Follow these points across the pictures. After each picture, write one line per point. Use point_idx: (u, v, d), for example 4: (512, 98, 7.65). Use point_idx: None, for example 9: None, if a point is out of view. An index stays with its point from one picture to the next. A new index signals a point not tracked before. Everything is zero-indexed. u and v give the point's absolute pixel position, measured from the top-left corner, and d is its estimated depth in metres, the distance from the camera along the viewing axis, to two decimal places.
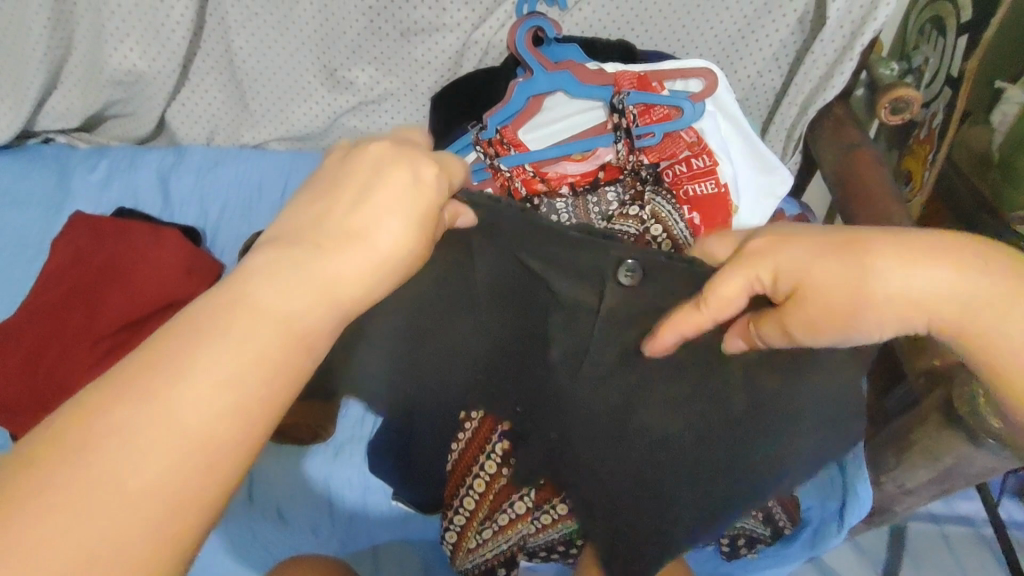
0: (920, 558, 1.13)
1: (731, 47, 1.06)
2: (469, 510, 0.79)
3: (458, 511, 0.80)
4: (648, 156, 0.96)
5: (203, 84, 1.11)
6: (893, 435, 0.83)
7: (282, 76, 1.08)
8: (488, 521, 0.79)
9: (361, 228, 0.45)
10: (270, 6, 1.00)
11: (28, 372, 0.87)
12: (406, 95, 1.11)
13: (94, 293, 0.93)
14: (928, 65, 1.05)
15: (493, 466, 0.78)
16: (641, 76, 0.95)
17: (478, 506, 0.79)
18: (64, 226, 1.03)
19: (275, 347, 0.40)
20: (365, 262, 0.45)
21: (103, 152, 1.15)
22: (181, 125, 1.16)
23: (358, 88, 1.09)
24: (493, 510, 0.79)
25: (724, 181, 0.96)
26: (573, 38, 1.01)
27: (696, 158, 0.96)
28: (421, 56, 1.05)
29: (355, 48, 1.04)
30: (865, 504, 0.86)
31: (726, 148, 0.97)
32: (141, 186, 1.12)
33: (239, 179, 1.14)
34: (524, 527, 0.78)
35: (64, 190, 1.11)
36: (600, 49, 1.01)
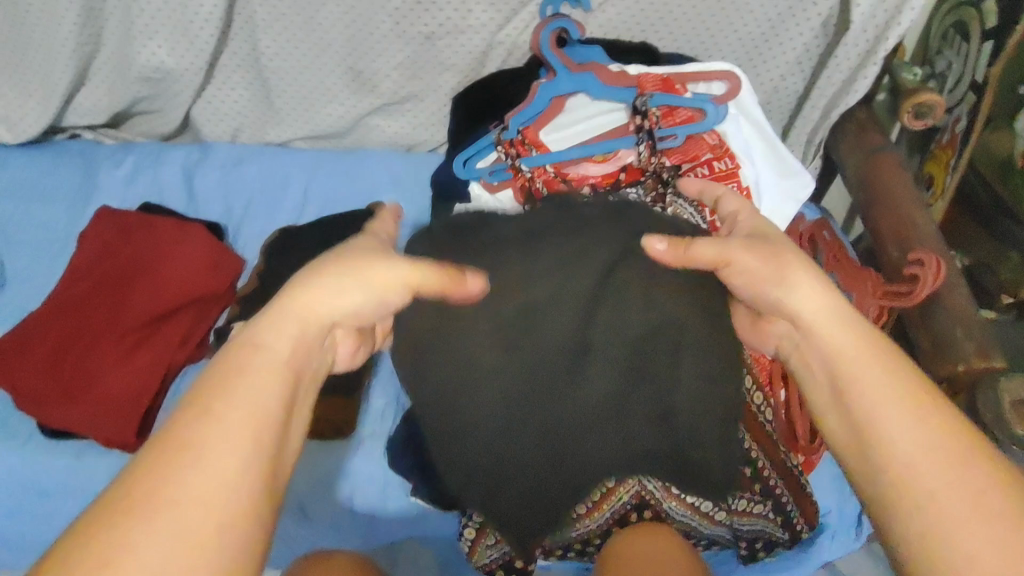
0: None
1: (754, 51, 1.06)
2: None
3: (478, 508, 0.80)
4: (670, 159, 0.96)
5: (229, 81, 1.12)
6: None
7: (306, 75, 1.09)
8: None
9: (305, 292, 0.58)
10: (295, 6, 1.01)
11: (54, 364, 0.88)
12: (428, 96, 1.12)
13: (119, 287, 0.94)
14: (951, 70, 1.05)
15: None
16: (665, 79, 0.95)
17: None
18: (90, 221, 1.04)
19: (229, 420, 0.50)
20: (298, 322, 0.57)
21: (128, 148, 1.17)
22: (206, 123, 1.18)
23: (381, 90, 1.10)
24: None
25: (745, 184, 0.97)
26: (596, 40, 1.02)
27: (719, 161, 0.96)
28: (443, 58, 1.06)
29: (379, 50, 1.05)
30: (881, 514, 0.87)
31: (748, 151, 0.98)
32: (165, 181, 1.13)
33: (262, 176, 1.15)
34: None
35: (90, 185, 1.12)
36: (622, 52, 1.01)
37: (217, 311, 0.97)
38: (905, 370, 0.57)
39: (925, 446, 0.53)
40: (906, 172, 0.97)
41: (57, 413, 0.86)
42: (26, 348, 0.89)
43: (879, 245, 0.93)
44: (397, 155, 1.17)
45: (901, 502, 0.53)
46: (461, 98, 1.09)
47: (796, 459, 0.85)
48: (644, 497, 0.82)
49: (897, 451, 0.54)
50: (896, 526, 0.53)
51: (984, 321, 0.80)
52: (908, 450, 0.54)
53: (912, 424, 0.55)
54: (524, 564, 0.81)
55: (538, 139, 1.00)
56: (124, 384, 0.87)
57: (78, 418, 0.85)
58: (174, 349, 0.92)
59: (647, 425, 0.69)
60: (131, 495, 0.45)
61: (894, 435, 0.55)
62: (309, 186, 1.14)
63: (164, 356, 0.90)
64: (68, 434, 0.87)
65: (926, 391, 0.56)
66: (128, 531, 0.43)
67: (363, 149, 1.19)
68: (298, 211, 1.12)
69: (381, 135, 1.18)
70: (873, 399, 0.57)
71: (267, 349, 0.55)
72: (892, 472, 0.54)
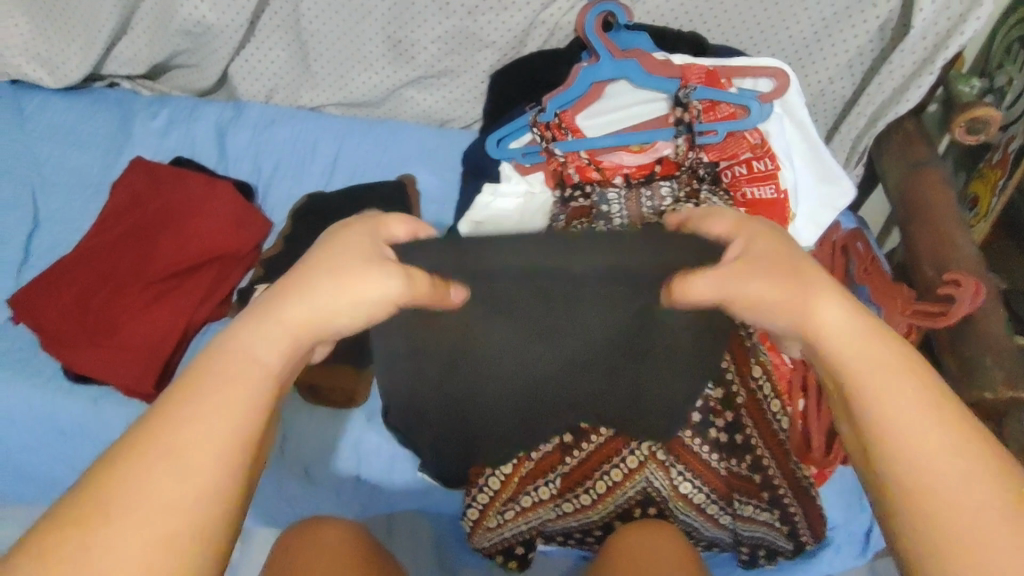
0: None
1: (804, 50, 1.02)
2: (493, 491, 0.80)
3: (482, 489, 0.80)
4: (708, 154, 0.94)
5: (268, 42, 1.11)
6: None
7: (346, 41, 1.08)
8: (510, 503, 0.80)
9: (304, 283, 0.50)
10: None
11: (79, 309, 0.89)
12: (466, 73, 1.10)
13: (147, 238, 0.95)
14: (1011, 86, 1.00)
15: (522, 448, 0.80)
16: (710, 71, 0.93)
17: (501, 487, 0.80)
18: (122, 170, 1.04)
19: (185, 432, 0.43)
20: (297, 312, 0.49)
21: (164, 101, 1.17)
22: (242, 82, 1.17)
23: (420, 63, 1.09)
24: (517, 492, 0.80)
25: (784, 187, 0.93)
26: (643, 26, 0.99)
27: (757, 161, 0.94)
28: (485, 34, 1.04)
29: (421, 22, 1.03)
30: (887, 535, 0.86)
31: (789, 153, 0.95)
32: (199, 137, 1.14)
33: (294, 139, 1.15)
34: (552, 511, 0.81)
35: (125, 134, 1.13)
36: (669, 41, 0.98)
37: (240, 271, 0.98)
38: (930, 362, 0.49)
39: (937, 428, 0.45)
40: (951, 188, 0.93)
41: (77, 357, 0.87)
42: (52, 290, 0.91)
43: (915, 262, 0.90)
44: (430, 129, 1.17)
45: (938, 533, 0.42)
46: (499, 77, 1.07)
47: (808, 471, 0.83)
48: (648, 492, 0.81)
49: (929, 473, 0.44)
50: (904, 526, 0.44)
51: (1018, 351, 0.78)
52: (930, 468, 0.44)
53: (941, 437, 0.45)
54: (525, 549, 0.82)
55: (574, 124, 0.98)
56: (145, 335, 0.88)
57: (98, 364, 0.86)
58: (196, 305, 0.92)
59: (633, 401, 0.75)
60: (107, 479, 0.41)
61: (925, 452, 0.44)
62: (339, 153, 1.14)
63: (186, 311, 0.91)
64: (87, 379, 0.88)
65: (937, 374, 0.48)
66: (103, 509, 0.40)
67: (397, 121, 1.18)
68: (326, 178, 1.12)
69: (415, 108, 1.17)
70: (895, 397, 0.46)
71: (262, 369, 0.47)
72: (917, 482, 0.44)
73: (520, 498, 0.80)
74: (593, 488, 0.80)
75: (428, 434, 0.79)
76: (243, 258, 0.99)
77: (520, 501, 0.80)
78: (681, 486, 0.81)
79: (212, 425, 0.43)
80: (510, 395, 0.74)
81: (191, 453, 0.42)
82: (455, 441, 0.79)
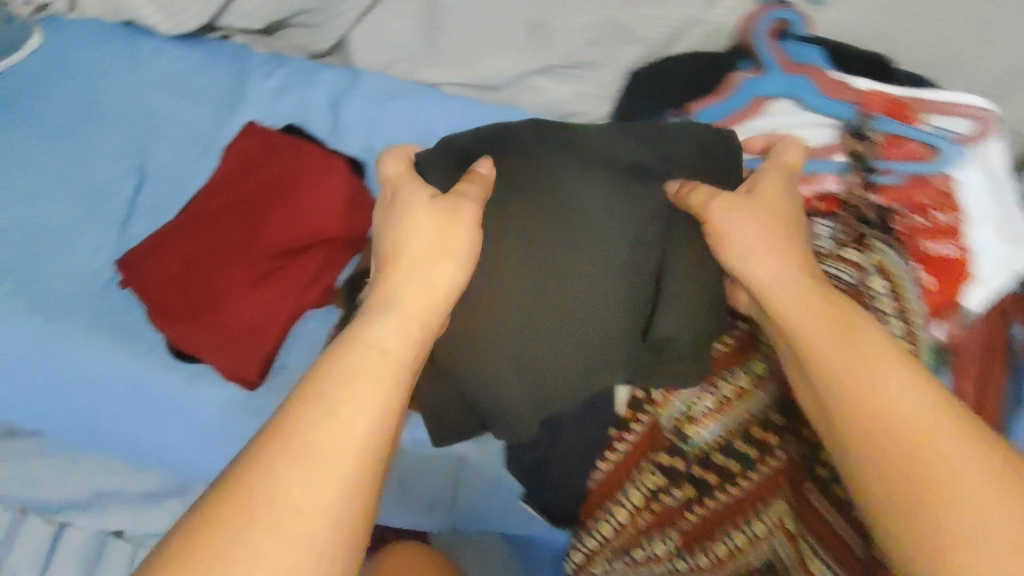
0: None
1: (1006, 83, 0.88)
2: (603, 537, 0.79)
3: (591, 535, 0.79)
4: (884, 197, 0.83)
5: (395, 10, 1.04)
6: None
7: (480, 20, 1.00)
8: (620, 552, 0.79)
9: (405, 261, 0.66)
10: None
11: (185, 281, 0.86)
12: (606, 68, 1.01)
13: (256, 210, 0.89)
14: None
15: (638, 497, 0.78)
16: (898, 102, 0.82)
17: (613, 534, 0.79)
18: (236, 132, 0.99)
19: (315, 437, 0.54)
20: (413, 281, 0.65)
21: (280, 62, 1.12)
22: (360, 49, 1.10)
23: (558, 52, 1.01)
24: (630, 543, 0.79)
25: (966, 245, 0.82)
26: (821, 40, 0.87)
27: (938, 212, 0.82)
28: (634, 29, 0.94)
29: (568, 8, 0.95)
30: None
31: (980, 207, 0.82)
32: (314, 105, 1.09)
33: (409, 118, 1.08)
34: (672, 568, 0.77)
35: (238, 93, 1.08)
36: (848, 60, 0.86)
37: (346, 258, 0.90)
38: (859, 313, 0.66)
39: (916, 412, 0.59)
40: None
41: (183, 332, 0.84)
42: (160, 255, 0.87)
43: None
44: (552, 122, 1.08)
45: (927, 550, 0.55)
46: (640, 78, 0.99)
47: None
48: (773, 565, 0.74)
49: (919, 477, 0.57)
50: (885, 500, 0.58)
51: None
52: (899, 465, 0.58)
53: (948, 452, 0.57)
54: None
55: None
56: (250, 319, 0.85)
57: (204, 344, 0.84)
58: (300, 293, 0.87)
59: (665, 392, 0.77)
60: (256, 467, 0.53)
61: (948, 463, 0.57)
62: None
63: (290, 299, 0.86)
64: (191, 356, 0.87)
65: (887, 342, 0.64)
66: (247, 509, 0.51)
67: (518, 109, 1.10)
68: None
69: (540, 99, 1.08)
70: (863, 373, 0.62)
71: (389, 357, 0.61)
72: (934, 489, 0.56)
73: (634, 549, 0.79)
74: (713, 551, 0.76)
75: (460, 420, 0.77)
76: (350, 244, 0.91)
77: (634, 552, 0.79)
78: (811, 563, 0.72)
79: (401, 382, 0.60)
80: (555, 324, 0.71)
81: (317, 454, 0.54)
82: (509, 388, 0.72)
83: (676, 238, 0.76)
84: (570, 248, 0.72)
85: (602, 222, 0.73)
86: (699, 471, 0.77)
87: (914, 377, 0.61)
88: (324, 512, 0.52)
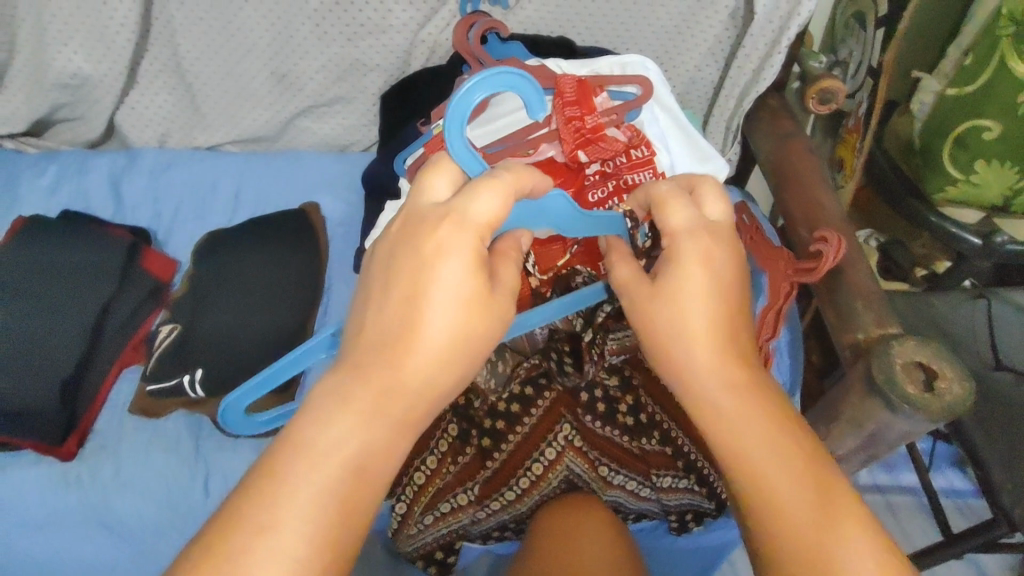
0: (900, 519, 1.40)
1: (669, 43, 1.10)
2: None
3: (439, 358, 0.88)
4: (586, 153, 0.95)
5: (152, 87, 1.13)
6: (831, 397, 0.91)
7: (250, 77, 1.11)
8: (428, 510, 0.85)
9: (406, 353, 0.53)
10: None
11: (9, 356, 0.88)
12: (358, 98, 1.15)
13: (52, 274, 0.93)
14: (853, 57, 1.10)
15: None
16: (581, 82, 0.95)
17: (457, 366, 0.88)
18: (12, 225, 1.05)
19: (327, 499, 0.49)
20: (65, 345, 0.90)
21: (53, 157, 1.17)
22: (131, 128, 1.17)
23: (308, 93, 1.13)
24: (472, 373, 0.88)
25: (661, 170, 1.00)
26: (518, 38, 1.04)
27: (635, 149, 0.99)
28: (365, 59, 1.08)
29: (305, 51, 1.07)
30: None
31: (664, 140, 1.02)
32: (91, 188, 1.14)
33: (191, 180, 1.17)
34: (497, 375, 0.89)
35: (11, 197, 1.12)
36: (542, 48, 1.04)
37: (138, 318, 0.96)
38: (813, 449, 0.59)
39: (464, 349, 0.54)
40: (813, 154, 1.05)
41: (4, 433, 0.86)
42: None
43: (791, 224, 1.01)
44: (303, 175, 1.18)
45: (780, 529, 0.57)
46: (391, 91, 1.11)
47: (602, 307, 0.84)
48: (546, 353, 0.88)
49: (789, 450, 0.58)
50: (785, 543, 0.56)
51: (880, 291, 0.89)
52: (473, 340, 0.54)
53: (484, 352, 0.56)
54: (504, 404, 0.88)
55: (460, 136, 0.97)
56: (61, 359, 0.89)
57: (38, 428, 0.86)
58: (90, 353, 0.91)
59: (270, 315, 0.95)
60: (242, 505, 0.48)
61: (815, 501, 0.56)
62: (239, 192, 1.16)
63: (102, 358, 0.92)
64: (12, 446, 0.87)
65: (476, 283, 0.55)
66: None
67: (296, 151, 1.22)
68: (229, 217, 1.14)
69: (313, 137, 1.20)
70: (839, 539, 0.55)
71: (327, 455, 0.50)
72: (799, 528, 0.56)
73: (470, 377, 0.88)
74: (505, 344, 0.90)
75: (41, 427, 0.86)
76: (136, 311, 0.96)
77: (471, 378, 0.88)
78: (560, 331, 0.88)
79: (470, 351, 0.55)
80: (67, 332, 0.90)
81: (304, 491, 0.49)
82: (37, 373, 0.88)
83: (36, 248, 0.95)
84: (70, 296, 0.92)
85: (60, 260, 0.94)
86: (492, 420, 0.88)
87: (477, 291, 0.54)
88: (341, 479, 0.50)
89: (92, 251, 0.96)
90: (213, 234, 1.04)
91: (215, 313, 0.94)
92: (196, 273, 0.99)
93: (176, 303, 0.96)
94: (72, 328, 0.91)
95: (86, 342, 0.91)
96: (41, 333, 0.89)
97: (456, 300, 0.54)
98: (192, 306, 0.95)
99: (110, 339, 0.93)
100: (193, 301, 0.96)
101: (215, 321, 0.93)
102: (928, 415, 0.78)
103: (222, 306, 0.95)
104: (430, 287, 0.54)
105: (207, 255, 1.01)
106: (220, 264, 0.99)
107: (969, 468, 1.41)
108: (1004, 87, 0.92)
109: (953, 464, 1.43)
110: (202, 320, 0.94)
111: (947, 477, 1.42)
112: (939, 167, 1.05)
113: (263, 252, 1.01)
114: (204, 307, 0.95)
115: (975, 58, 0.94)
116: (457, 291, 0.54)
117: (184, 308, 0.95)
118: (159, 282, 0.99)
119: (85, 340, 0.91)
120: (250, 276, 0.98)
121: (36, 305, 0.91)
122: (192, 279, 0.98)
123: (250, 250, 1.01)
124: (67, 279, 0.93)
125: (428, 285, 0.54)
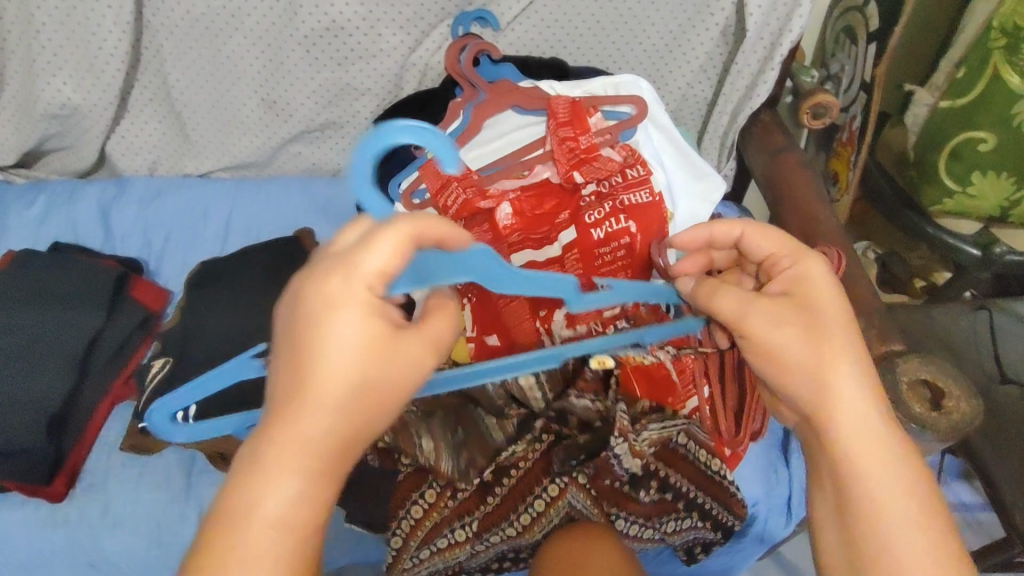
0: None
1: (660, 61, 1.10)
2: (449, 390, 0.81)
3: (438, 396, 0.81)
4: (582, 174, 0.95)
5: (142, 115, 1.12)
6: None
7: (242, 104, 1.10)
8: (424, 545, 0.83)
9: (310, 406, 0.46)
10: (200, 25, 1.00)
11: None
12: (350, 123, 1.14)
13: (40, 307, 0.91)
14: (845, 72, 1.10)
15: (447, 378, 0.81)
16: (574, 103, 0.95)
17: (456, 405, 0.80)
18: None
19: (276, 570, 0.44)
20: (52, 381, 0.87)
21: (41, 188, 1.15)
22: (122, 156, 1.16)
23: (299, 119, 1.12)
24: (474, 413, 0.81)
25: (657, 189, 0.99)
26: (509, 59, 1.04)
27: (631, 169, 0.98)
28: (356, 84, 1.08)
29: (296, 77, 1.06)
30: (776, 527, 0.94)
31: (659, 159, 1.01)
32: (80, 218, 1.12)
33: (183, 209, 1.15)
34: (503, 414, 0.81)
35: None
36: (533, 69, 1.04)
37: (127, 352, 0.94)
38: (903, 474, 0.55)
39: (377, 386, 0.48)
40: (808, 169, 1.03)
41: None
42: None
43: None
44: (295, 200, 1.17)
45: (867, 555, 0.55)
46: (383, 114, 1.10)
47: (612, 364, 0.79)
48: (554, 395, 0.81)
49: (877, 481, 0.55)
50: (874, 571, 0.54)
51: (882, 306, 0.88)
52: (387, 377, 0.48)
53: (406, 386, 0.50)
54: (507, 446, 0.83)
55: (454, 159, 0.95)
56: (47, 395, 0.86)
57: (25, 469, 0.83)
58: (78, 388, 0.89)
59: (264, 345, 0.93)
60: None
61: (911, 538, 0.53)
62: (231, 219, 1.15)
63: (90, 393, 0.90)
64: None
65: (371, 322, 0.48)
66: None
67: (287, 177, 1.20)
68: (221, 244, 1.12)
69: (306, 162, 1.19)
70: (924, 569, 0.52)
71: (252, 526, 0.44)
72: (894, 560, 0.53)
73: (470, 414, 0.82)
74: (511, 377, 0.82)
75: (27, 467, 0.84)
76: (127, 344, 0.94)
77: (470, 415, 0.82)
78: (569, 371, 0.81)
79: (387, 386, 0.49)
80: (53, 368, 0.88)
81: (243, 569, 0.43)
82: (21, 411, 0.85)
83: (25, 281, 0.94)
84: (58, 330, 0.90)
85: (49, 293, 0.93)
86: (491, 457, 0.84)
87: (376, 331, 0.48)
88: (274, 549, 0.44)
89: (83, 283, 0.95)
90: (204, 264, 1.03)
91: (207, 345, 0.92)
92: (188, 303, 0.97)
93: (168, 334, 0.94)
94: (60, 363, 0.89)
95: (75, 377, 0.89)
96: (26, 370, 0.87)
97: (354, 341, 0.47)
98: (183, 338, 0.93)
99: (100, 373, 0.91)
100: (184, 332, 0.94)
101: (207, 352, 0.91)
102: (936, 433, 0.77)
103: (214, 337, 0.93)
104: (323, 337, 0.47)
105: (199, 285, 1.00)
106: (213, 293, 0.98)
107: (976, 481, 1.40)
108: (1000, 98, 0.92)
109: (960, 478, 1.41)
110: (192, 352, 0.91)
111: (955, 491, 1.40)
112: (937, 179, 1.04)
113: (257, 279, 1.00)
114: (195, 339, 0.93)
115: (968, 69, 0.94)
116: (356, 342, 0.47)
117: (176, 339, 0.93)
118: (149, 314, 0.98)
119: (73, 375, 0.89)
120: (243, 305, 0.96)
121: (22, 340, 0.88)
122: (184, 310, 0.96)
123: (244, 278, 1.00)
124: (52, 312, 0.91)
125: (319, 333, 0.47)
